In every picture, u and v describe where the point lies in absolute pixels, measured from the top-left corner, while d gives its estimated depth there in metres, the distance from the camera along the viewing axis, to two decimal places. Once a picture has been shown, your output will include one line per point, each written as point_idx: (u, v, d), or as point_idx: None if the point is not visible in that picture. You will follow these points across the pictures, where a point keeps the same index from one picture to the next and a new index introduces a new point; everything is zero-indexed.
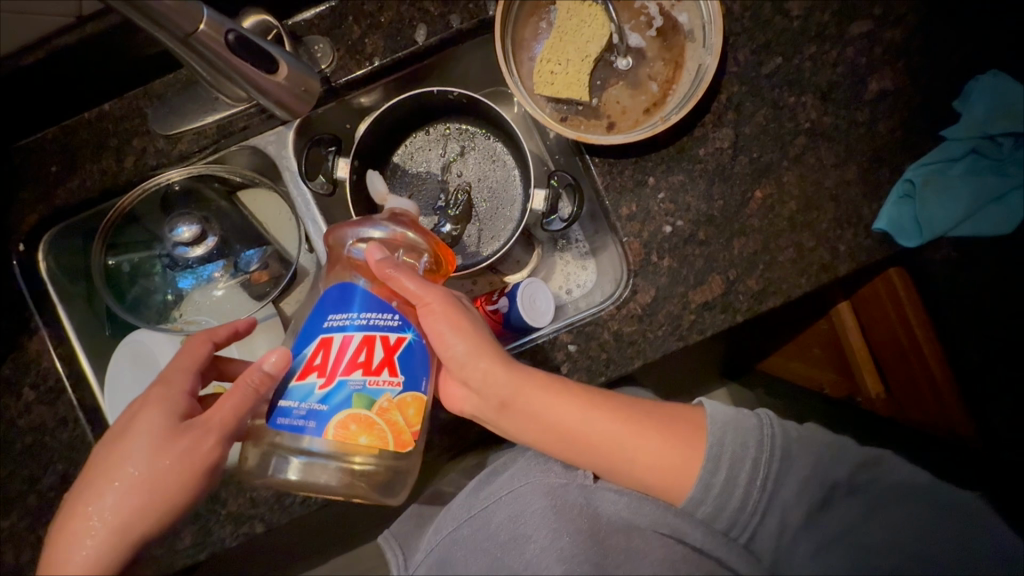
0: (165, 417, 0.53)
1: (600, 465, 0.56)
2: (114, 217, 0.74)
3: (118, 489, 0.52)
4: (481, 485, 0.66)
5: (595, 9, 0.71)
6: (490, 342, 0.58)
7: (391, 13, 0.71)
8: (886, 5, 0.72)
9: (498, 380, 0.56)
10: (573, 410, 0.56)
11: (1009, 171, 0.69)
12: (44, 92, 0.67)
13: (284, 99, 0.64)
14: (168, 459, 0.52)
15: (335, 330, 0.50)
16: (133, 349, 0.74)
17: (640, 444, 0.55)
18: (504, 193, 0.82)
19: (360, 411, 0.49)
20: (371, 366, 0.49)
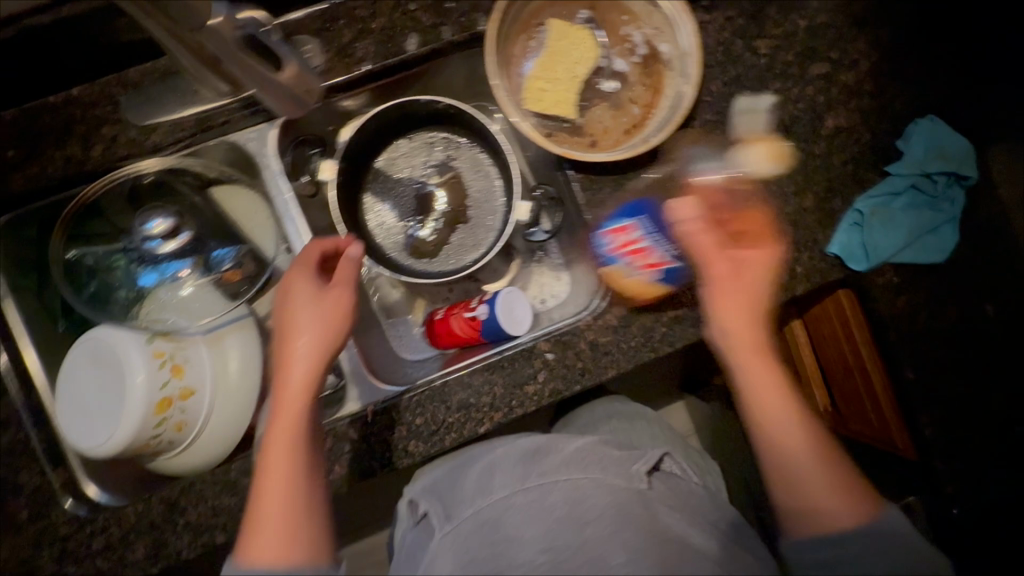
0: (310, 286, 0.63)
1: (772, 443, 0.61)
2: (75, 209, 0.70)
3: (297, 341, 0.61)
4: (536, 459, 0.67)
5: (583, 33, 0.74)
6: (762, 326, 0.64)
7: (383, 19, 0.72)
8: (842, 49, 0.79)
9: (737, 342, 0.63)
10: (784, 412, 0.62)
11: (941, 207, 0.77)
12: (9, 72, 0.64)
13: (286, 99, 0.65)
14: (319, 309, 0.61)
15: (637, 227, 0.70)
16: (93, 345, 0.64)
17: (811, 464, 0.60)
18: (486, 204, 0.83)
19: (619, 274, 0.72)
20: (642, 259, 0.70)
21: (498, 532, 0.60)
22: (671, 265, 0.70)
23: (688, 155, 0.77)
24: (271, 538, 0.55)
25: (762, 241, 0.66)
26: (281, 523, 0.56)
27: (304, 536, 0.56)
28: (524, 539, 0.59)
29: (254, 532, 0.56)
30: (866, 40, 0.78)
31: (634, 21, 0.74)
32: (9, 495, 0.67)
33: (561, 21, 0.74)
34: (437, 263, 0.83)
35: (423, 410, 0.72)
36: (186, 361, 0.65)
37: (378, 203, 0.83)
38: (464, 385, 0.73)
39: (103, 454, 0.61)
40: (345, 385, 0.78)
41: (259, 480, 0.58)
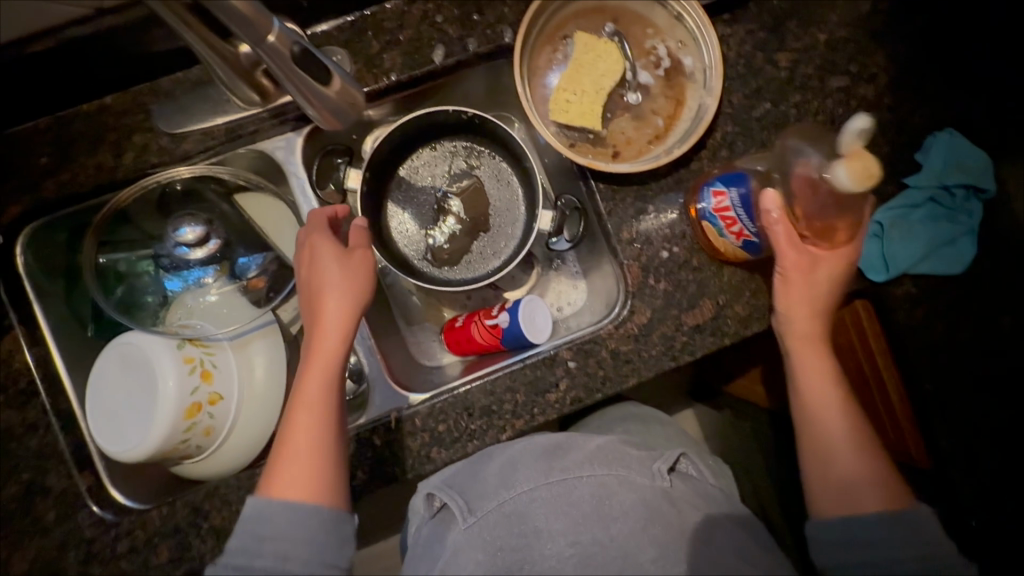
0: (335, 245, 0.64)
1: (818, 439, 0.66)
2: (105, 216, 0.71)
3: (326, 297, 0.63)
4: (558, 455, 0.67)
5: (611, 47, 0.74)
6: (820, 320, 0.70)
7: (411, 31, 0.73)
8: (862, 63, 0.79)
9: (794, 330, 0.70)
10: (835, 406, 0.67)
11: (958, 219, 0.77)
12: (46, 82, 0.65)
13: (323, 109, 0.61)
14: (346, 270, 0.63)
15: (735, 196, 0.69)
16: (125, 351, 0.64)
17: (855, 465, 0.64)
18: (507, 213, 0.84)
19: (710, 229, 0.72)
20: (731, 225, 0.70)
21: (525, 526, 0.61)
22: (758, 238, 0.69)
23: (795, 143, 0.69)
24: (298, 477, 0.59)
25: (834, 248, 0.68)
26: (309, 463, 0.59)
27: (327, 478, 0.60)
28: (550, 533, 0.60)
29: (281, 470, 0.59)
30: (885, 54, 0.79)
31: (658, 35, 0.75)
32: (36, 498, 0.68)
33: (587, 34, 0.75)
34: (459, 271, 0.84)
35: (446, 417, 0.73)
36: (214, 367, 0.66)
37: (401, 211, 0.84)
38: (487, 393, 0.73)
39: (134, 459, 0.61)
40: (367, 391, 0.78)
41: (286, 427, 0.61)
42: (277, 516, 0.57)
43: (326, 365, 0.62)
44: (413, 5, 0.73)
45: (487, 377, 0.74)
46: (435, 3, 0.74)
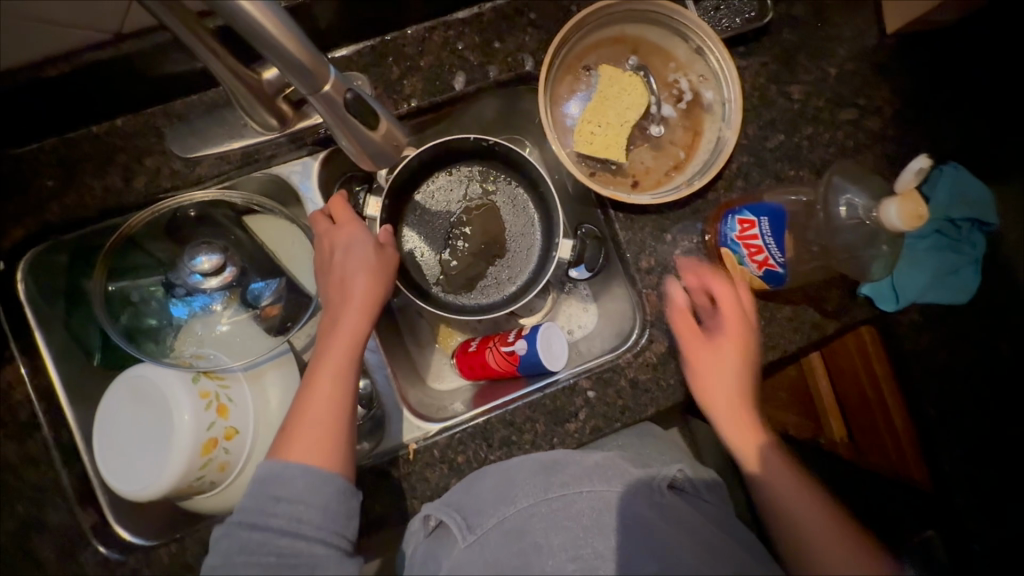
0: (367, 235, 0.68)
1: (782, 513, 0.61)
2: (115, 240, 0.68)
3: (357, 279, 0.66)
4: (556, 469, 0.66)
5: (636, 79, 0.75)
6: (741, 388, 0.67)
7: (431, 57, 0.73)
8: (871, 96, 0.81)
9: (719, 405, 0.66)
10: (780, 467, 0.64)
11: (964, 250, 0.79)
12: (55, 104, 0.62)
13: (365, 154, 0.56)
14: (379, 259, 0.68)
15: (759, 224, 0.70)
16: (135, 385, 0.62)
17: (826, 528, 0.60)
18: (523, 238, 0.84)
19: (729, 256, 0.72)
20: (754, 254, 0.70)
21: (525, 540, 0.59)
22: (781, 268, 0.69)
23: (839, 180, 0.73)
24: (315, 441, 0.58)
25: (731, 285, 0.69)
26: (326, 430, 0.59)
27: (342, 448, 0.59)
28: (551, 548, 0.57)
29: (299, 433, 0.58)
30: (894, 89, 0.81)
31: (680, 69, 0.76)
32: (35, 537, 0.65)
33: (611, 66, 0.76)
34: (475, 297, 0.83)
35: (465, 448, 0.72)
36: (230, 401, 0.64)
37: (418, 236, 0.83)
38: (506, 423, 0.73)
39: (148, 497, 0.59)
40: (383, 421, 0.77)
41: (303, 397, 0.60)
42: (294, 477, 0.56)
43: (349, 343, 0.63)
44: (434, 32, 0.73)
45: (506, 407, 0.74)
46: (456, 30, 0.73)
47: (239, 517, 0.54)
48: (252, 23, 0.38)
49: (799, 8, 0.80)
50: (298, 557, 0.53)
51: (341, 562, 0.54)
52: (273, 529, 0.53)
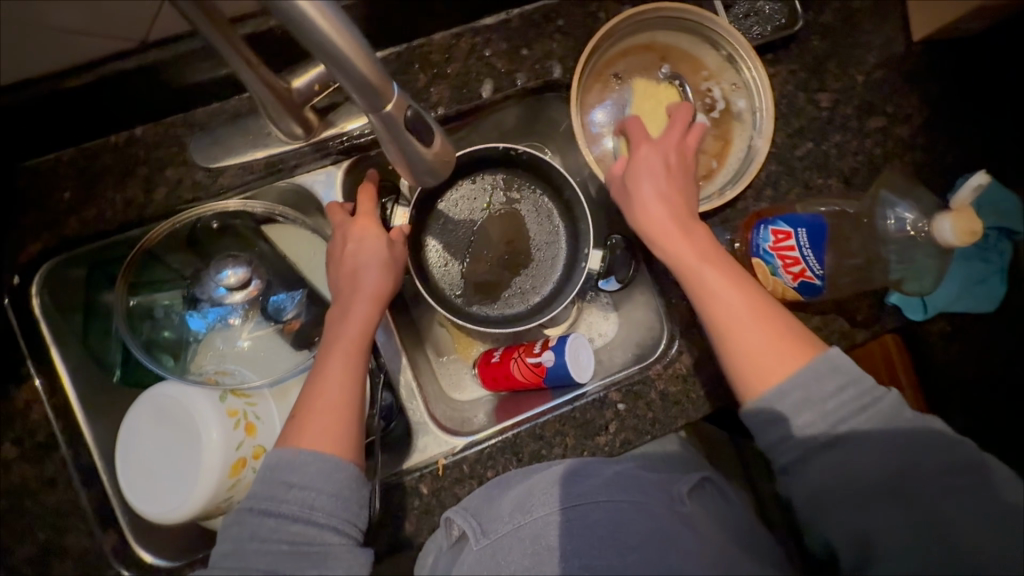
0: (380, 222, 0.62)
1: (716, 321, 0.58)
2: (137, 254, 0.67)
3: (368, 264, 0.59)
4: (576, 480, 0.62)
5: (671, 91, 0.75)
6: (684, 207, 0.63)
7: (458, 65, 0.71)
8: (899, 104, 0.80)
9: (654, 230, 0.62)
10: (721, 282, 0.59)
11: (991, 258, 0.78)
12: (77, 114, 0.60)
13: (412, 170, 0.51)
14: (392, 248, 0.61)
15: (795, 234, 0.69)
16: (157, 404, 0.60)
17: (763, 334, 0.57)
18: (549, 248, 0.82)
19: (762, 265, 0.71)
20: (789, 264, 0.70)
21: (539, 545, 0.56)
22: (818, 280, 0.69)
23: (887, 193, 0.76)
24: (325, 427, 0.53)
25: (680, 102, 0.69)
26: (338, 417, 0.53)
27: (354, 437, 0.54)
28: (565, 554, 0.55)
29: (309, 419, 0.53)
30: (921, 96, 0.81)
31: (713, 78, 0.75)
32: (54, 560, 0.63)
33: (644, 81, 0.76)
34: (498, 306, 0.82)
35: (495, 463, 0.71)
36: (257, 419, 0.62)
37: (442, 245, 0.81)
38: (536, 437, 0.72)
39: (175, 519, 0.58)
40: (409, 435, 0.75)
41: (313, 385, 0.55)
42: (306, 464, 0.51)
43: (361, 330, 0.57)
44: (461, 38, 0.72)
45: (536, 420, 0.73)
46: (483, 36, 0.72)
47: (251, 503, 0.50)
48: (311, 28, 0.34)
49: (825, 14, 0.80)
50: (312, 543, 0.49)
51: (353, 550, 0.51)
52: (284, 516, 0.50)
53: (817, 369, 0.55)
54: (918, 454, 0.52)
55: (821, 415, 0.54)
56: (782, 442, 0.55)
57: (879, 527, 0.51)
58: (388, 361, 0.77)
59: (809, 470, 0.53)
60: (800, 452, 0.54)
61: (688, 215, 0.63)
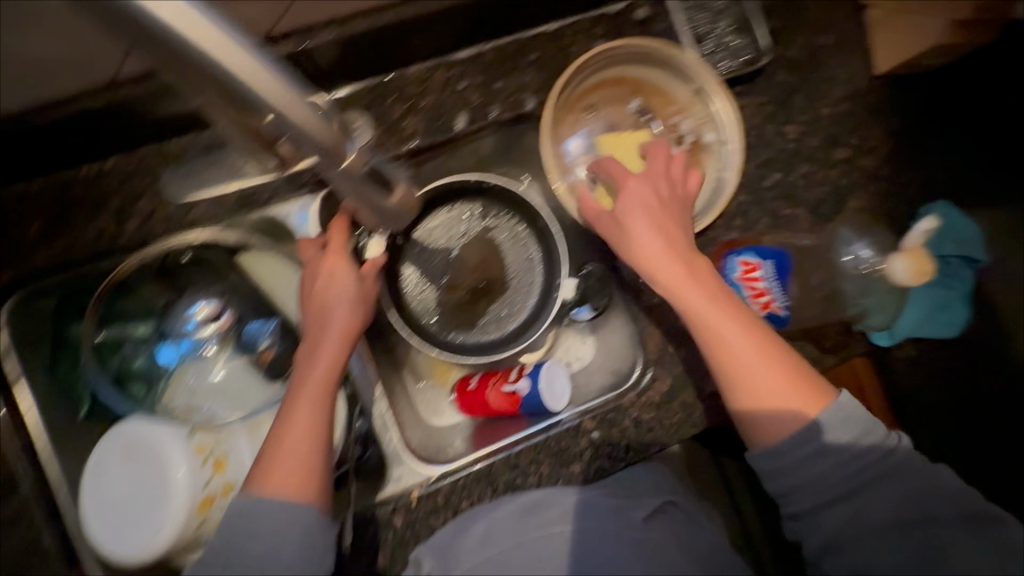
0: (347, 262, 0.64)
1: (725, 362, 0.56)
2: (108, 286, 0.66)
3: (337, 305, 0.62)
4: (536, 510, 0.63)
5: (641, 134, 0.77)
6: (679, 240, 0.62)
7: (433, 97, 0.72)
8: (863, 135, 0.83)
9: (653, 268, 0.60)
10: (726, 317, 0.57)
11: (954, 285, 0.79)
12: (48, 148, 0.60)
13: (377, 216, 0.55)
14: (360, 287, 0.64)
15: (758, 267, 0.74)
16: (126, 441, 0.59)
17: (772, 369, 0.56)
18: (524, 275, 0.83)
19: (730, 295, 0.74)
20: (753, 295, 0.73)
21: None
22: (780, 311, 0.73)
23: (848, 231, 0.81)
24: (292, 469, 0.53)
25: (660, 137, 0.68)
26: (304, 458, 0.54)
27: (319, 479, 0.54)
28: None
29: (277, 462, 0.54)
30: (884, 128, 0.83)
31: (682, 112, 0.77)
32: None
33: (609, 137, 0.77)
34: (473, 332, 0.83)
35: (469, 493, 0.71)
36: (227, 455, 0.62)
37: (419, 274, 0.82)
38: (511, 466, 0.72)
39: (141, 561, 0.57)
40: (385, 464, 0.75)
41: (280, 427, 0.56)
42: (270, 509, 0.51)
43: (330, 371, 0.59)
44: (437, 71, 0.73)
45: (511, 448, 0.73)
46: (458, 69, 0.73)
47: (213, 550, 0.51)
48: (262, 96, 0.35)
49: (792, 48, 0.82)
50: None
51: None
52: (250, 562, 0.50)
53: (826, 412, 0.54)
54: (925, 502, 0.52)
55: (824, 454, 0.54)
56: (796, 490, 0.55)
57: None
58: (361, 390, 0.77)
59: (822, 517, 0.54)
60: (811, 501, 0.54)
61: (686, 246, 0.61)
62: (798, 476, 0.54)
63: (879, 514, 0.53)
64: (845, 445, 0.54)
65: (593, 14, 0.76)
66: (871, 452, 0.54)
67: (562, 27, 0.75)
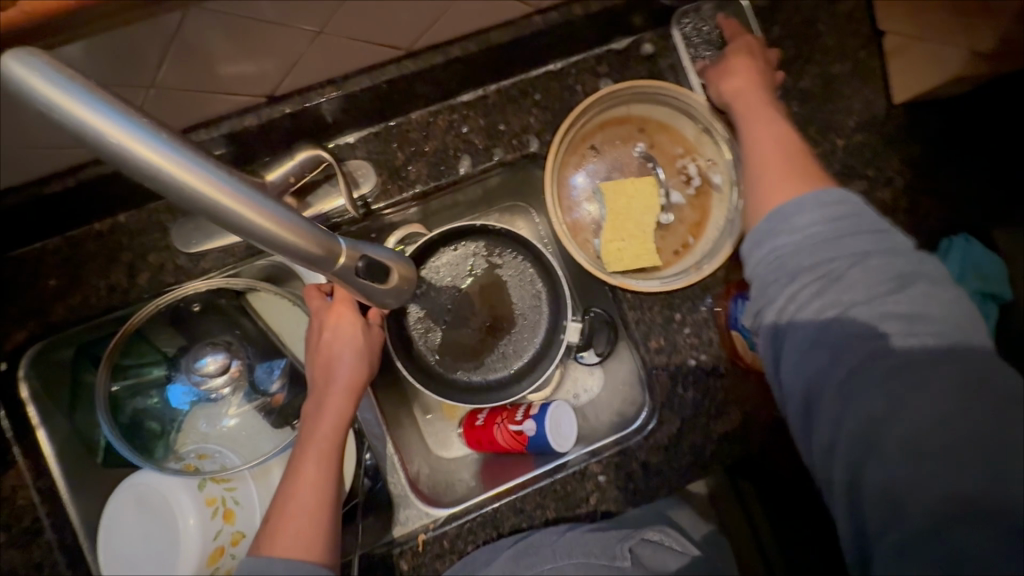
0: (353, 311, 0.64)
1: (758, 162, 0.61)
2: (121, 337, 0.67)
3: (342, 356, 0.63)
4: (524, 553, 0.66)
5: (648, 177, 0.75)
6: (764, 92, 0.68)
7: (436, 142, 0.73)
8: (880, 167, 0.80)
9: (733, 95, 0.68)
10: (769, 141, 0.63)
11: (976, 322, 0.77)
12: (60, 210, 0.62)
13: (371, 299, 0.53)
14: (365, 339, 0.64)
15: None
16: (141, 493, 0.63)
17: (777, 177, 0.58)
18: (531, 315, 0.82)
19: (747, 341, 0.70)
20: None
21: None
22: None
23: None
24: (299, 531, 0.54)
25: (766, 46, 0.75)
26: (312, 519, 0.55)
27: (327, 539, 0.55)
28: None
29: (286, 524, 0.54)
30: (902, 159, 0.80)
31: (689, 154, 0.76)
32: None
33: (612, 182, 0.75)
34: (480, 374, 0.82)
35: (475, 537, 0.72)
36: (236, 504, 0.64)
37: (425, 314, 0.81)
38: (516, 510, 0.73)
39: None
40: (393, 507, 0.76)
41: (288, 486, 0.56)
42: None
43: (335, 427, 0.60)
44: (439, 116, 0.73)
45: (516, 494, 0.73)
46: (460, 113, 0.73)
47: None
48: (254, 228, 0.33)
49: (804, 79, 0.80)
50: None
51: None
52: None
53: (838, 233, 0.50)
54: (950, 366, 0.44)
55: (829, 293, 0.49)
56: (793, 277, 0.50)
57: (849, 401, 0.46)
58: (369, 435, 0.78)
59: (808, 356, 0.48)
60: (807, 288, 0.49)
61: (770, 94, 0.68)
62: (802, 264, 0.50)
63: (875, 352, 0.46)
64: (876, 268, 0.48)
65: (598, 52, 0.75)
66: (909, 294, 0.47)
67: (565, 66, 0.75)
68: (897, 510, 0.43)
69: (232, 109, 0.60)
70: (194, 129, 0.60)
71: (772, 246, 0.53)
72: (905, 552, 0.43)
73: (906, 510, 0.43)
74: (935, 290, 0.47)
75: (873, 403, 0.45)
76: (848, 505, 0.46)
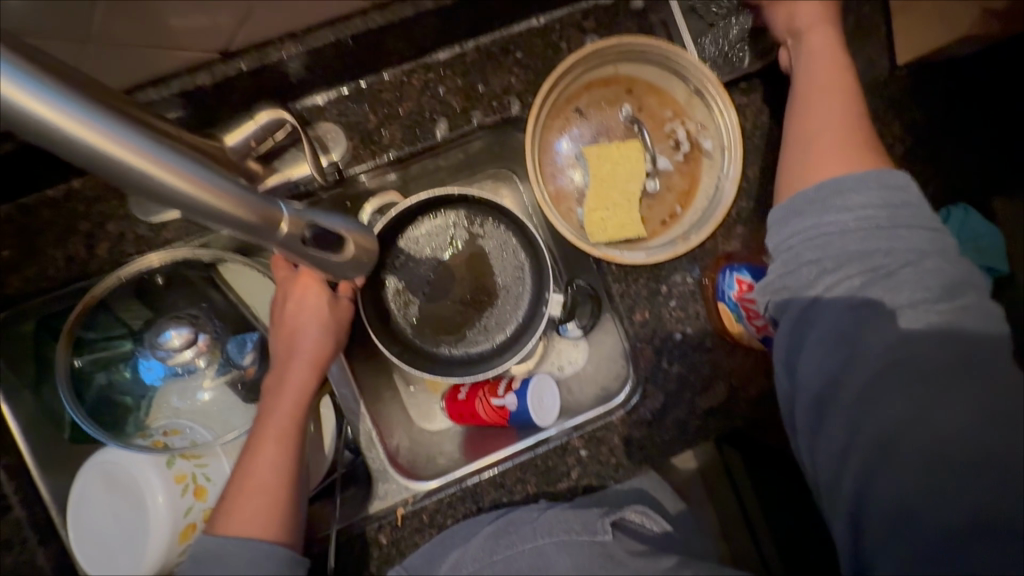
0: (322, 289, 0.60)
1: (808, 121, 0.61)
2: (80, 311, 0.64)
3: (309, 333, 0.60)
4: (504, 531, 0.66)
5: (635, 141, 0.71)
6: (830, 33, 0.64)
7: (410, 104, 0.68)
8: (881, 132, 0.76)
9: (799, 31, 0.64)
10: (827, 96, 0.61)
11: None
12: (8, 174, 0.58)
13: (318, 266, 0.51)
14: (331, 317, 0.61)
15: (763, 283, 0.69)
16: (109, 471, 0.62)
17: (824, 145, 0.58)
18: (514, 286, 0.79)
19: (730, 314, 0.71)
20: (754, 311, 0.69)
21: None
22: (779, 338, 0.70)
23: None
24: (257, 508, 0.53)
25: None
26: (274, 496, 0.54)
27: (286, 518, 0.55)
28: None
29: (239, 499, 0.54)
30: (903, 124, 0.76)
31: (679, 117, 0.72)
32: None
33: (596, 146, 0.71)
34: (460, 347, 0.80)
35: (456, 511, 0.71)
36: (208, 481, 0.63)
37: (404, 285, 0.78)
38: (497, 485, 0.72)
39: None
40: (372, 481, 0.74)
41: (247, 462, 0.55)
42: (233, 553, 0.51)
43: (296, 405, 0.58)
44: (413, 75, 0.68)
45: (495, 468, 0.72)
46: (436, 72, 0.68)
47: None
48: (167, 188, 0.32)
49: None
50: None
51: None
52: None
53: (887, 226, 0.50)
54: (987, 385, 0.45)
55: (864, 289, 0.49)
56: (838, 265, 0.51)
57: (878, 393, 0.47)
58: (346, 409, 0.76)
59: (835, 356, 0.50)
60: (852, 280, 0.50)
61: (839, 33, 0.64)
62: (844, 256, 0.51)
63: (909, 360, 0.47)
64: (928, 271, 0.48)
65: (584, 5, 0.70)
66: (951, 305, 0.47)
67: (549, 22, 0.70)
68: (907, 517, 0.45)
69: (185, 65, 0.55)
70: (140, 87, 0.55)
71: (820, 225, 0.53)
72: (906, 555, 0.45)
73: (916, 521, 0.45)
74: (979, 304, 0.48)
75: (898, 406, 0.47)
76: (850, 510, 0.49)
